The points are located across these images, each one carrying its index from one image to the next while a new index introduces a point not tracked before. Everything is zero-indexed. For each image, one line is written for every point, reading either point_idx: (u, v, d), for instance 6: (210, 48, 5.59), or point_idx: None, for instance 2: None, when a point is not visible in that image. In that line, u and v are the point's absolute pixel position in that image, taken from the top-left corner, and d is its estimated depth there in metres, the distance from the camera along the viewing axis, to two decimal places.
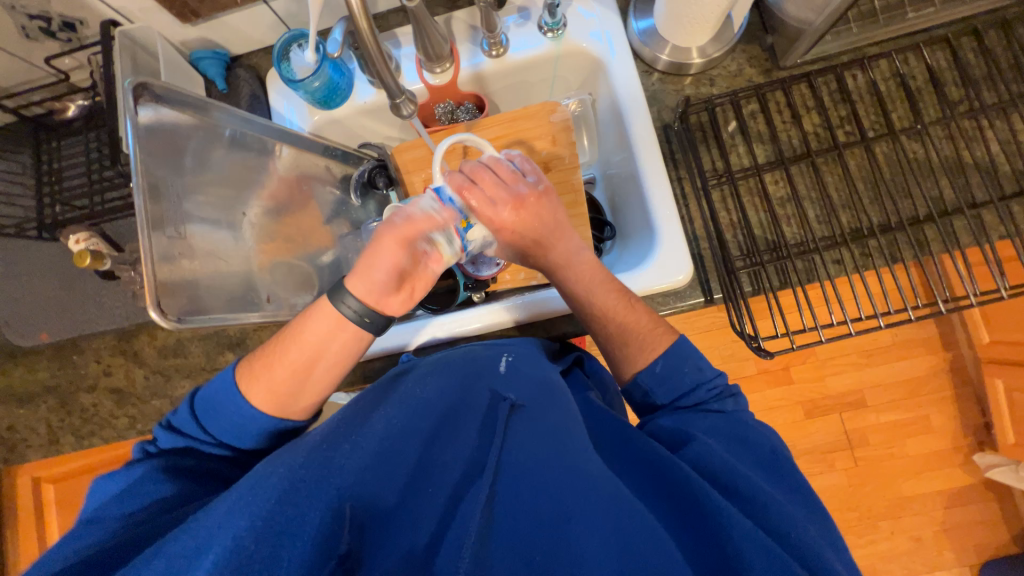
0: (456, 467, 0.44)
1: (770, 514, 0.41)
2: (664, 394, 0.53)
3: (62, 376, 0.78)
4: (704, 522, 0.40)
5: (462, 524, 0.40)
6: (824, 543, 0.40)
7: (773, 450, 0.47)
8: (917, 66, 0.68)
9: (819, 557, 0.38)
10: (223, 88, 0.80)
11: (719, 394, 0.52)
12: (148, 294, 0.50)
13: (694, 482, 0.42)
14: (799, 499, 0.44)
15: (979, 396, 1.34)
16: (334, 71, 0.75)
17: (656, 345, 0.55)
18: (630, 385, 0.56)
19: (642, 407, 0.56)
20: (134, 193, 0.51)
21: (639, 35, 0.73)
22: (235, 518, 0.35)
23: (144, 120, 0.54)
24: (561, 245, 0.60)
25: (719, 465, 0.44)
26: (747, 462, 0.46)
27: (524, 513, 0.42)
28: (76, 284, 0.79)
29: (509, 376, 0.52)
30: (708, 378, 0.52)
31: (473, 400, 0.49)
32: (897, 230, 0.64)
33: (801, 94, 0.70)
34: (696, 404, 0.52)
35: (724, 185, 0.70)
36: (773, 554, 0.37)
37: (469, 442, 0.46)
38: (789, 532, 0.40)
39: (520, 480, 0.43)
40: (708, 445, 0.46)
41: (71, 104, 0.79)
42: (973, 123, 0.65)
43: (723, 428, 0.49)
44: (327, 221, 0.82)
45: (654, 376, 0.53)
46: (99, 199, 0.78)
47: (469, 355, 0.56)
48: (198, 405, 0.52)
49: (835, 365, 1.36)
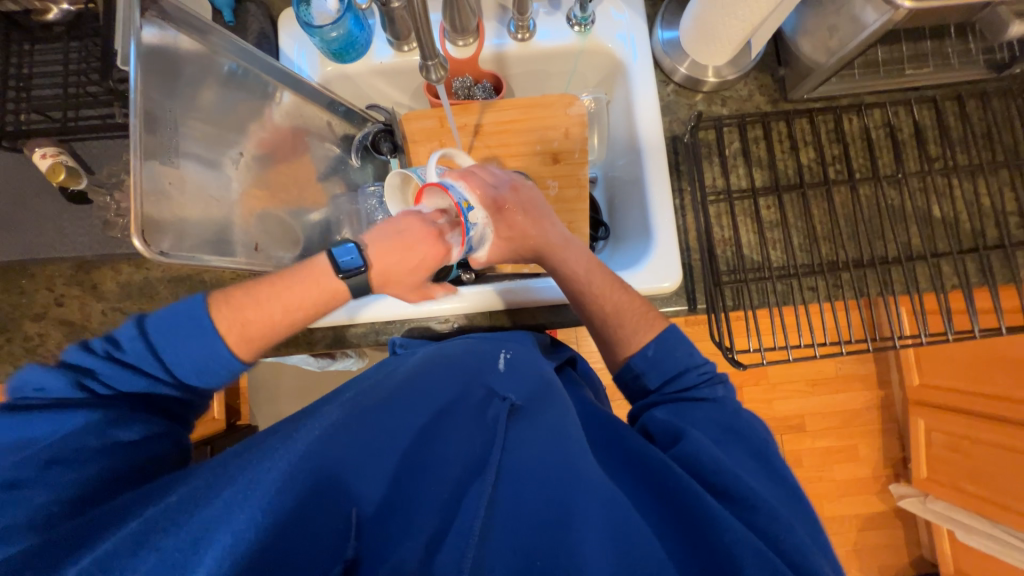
0: (456, 464, 0.46)
1: (761, 516, 0.43)
2: (657, 378, 0.56)
3: (5, 301, 0.73)
4: (698, 524, 0.42)
5: (467, 516, 0.42)
6: (808, 540, 0.43)
7: (766, 444, 0.50)
8: (905, 119, 0.73)
9: (801, 553, 0.42)
10: (230, 20, 0.74)
11: (709, 380, 0.55)
12: (133, 222, 0.48)
13: (691, 490, 0.43)
14: (781, 494, 0.47)
15: (901, 432, 1.48)
16: (355, 25, 0.72)
17: (648, 329, 0.58)
18: (623, 368, 0.58)
19: (639, 392, 0.58)
20: (130, 114, 0.48)
21: (662, 45, 0.75)
22: (233, 514, 0.34)
23: (147, 39, 0.51)
24: (553, 230, 0.64)
25: (712, 467, 0.46)
26: (742, 455, 0.49)
27: (525, 514, 0.43)
28: (32, 203, 0.71)
29: (506, 374, 0.54)
30: (698, 363, 0.56)
31: (472, 395, 0.51)
32: (868, 267, 0.70)
33: (801, 128, 0.74)
34: (682, 391, 0.55)
35: (722, 202, 0.73)
36: (767, 558, 0.39)
37: (469, 439, 0.48)
38: (779, 536, 0.42)
39: (520, 479, 0.45)
40: (699, 442, 0.48)
41: (54, 6, 0.72)
42: (944, 180, 0.72)
43: (719, 420, 0.52)
44: (322, 178, 0.79)
45: (648, 358, 0.56)
46: (74, 114, 0.71)
47: (469, 350, 0.58)
48: (155, 337, 0.47)
49: (783, 390, 1.45)
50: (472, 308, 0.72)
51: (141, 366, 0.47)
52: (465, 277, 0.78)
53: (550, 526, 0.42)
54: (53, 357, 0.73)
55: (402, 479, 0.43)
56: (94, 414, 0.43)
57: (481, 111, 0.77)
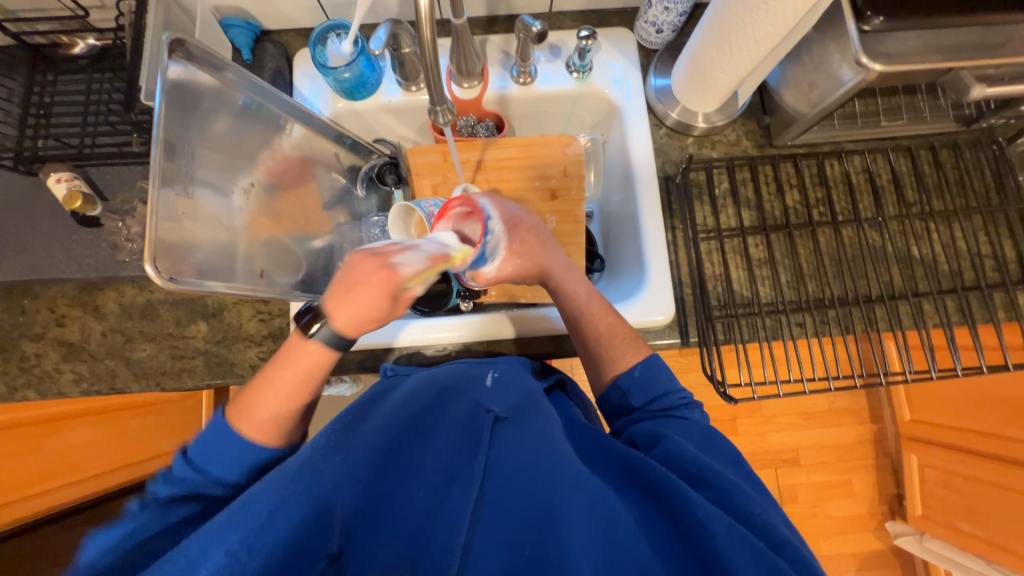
0: (439, 471, 0.46)
1: (749, 512, 0.44)
2: (641, 397, 0.57)
3: (6, 320, 0.74)
4: (674, 508, 0.43)
5: (454, 519, 0.41)
6: (777, 517, 0.45)
7: (737, 453, 0.52)
8: (883, 166, 0.78)
9: (788, 545, 0.42)
10: (248, 58, 0.80)
11: (687, 403, 0.57)
12: (146, 249, 0.50)
13: (678, 490, 0.43)
14: (756, 489, 0.49)
15: (895, 468, 1.47)
16: (367, 66, 0.77)
17: (636, 351, 0.60)
18: (608, 388, 0.60)
19: (623, 409, 0.59)
20: (151, 144, 0.51)
21: (655, 92, 0.79)
22: (227, 532, 0.36)
23: (173, 75, 0.54)
24: (554, 251, 0.67)
25: (688, 462, 0.47)
26: (720, 461, 0.50)
27: (511, 520, 0.42)
28: (43, 225, 0.73)
29: (491, 392, 0.54)
30: (677, 388, 0.57)
31: (459, 411, 0.52)
32: (853, 305, 0.72)
33: (787, 171, 0.78)
34: (665, 409, 0.56)
35: (712, 240, 0.76)
36: (759, 554, 0.40)
37: (453, 448, 0.48)
38: (769, 528, 0.43)
39: (506, 485, 0.44)
40: (678, 443, 0.49)
41: (80, 41, 0.76)
42: (922, 224, 0.75)
43: (696, 433, 0.53)
44: (326, 207, 0.82)
45: (634, 378, 0.58)
46: (91, 141, 0.74)
47: (458, 370, 0.59)
48: (194, 451, 0.49)
49: (777, 423, 1.46)
50: (467, 337, 0.75)
51: (184, 478, 0.48)
52: (465, 306, 0.81)
53: (537, 526, 0.42)
54: (49, 378, 0.73)
55: (390, 493, 0.44)
56: (142, 518, 0.44)
57: (483, 148, 0.81)
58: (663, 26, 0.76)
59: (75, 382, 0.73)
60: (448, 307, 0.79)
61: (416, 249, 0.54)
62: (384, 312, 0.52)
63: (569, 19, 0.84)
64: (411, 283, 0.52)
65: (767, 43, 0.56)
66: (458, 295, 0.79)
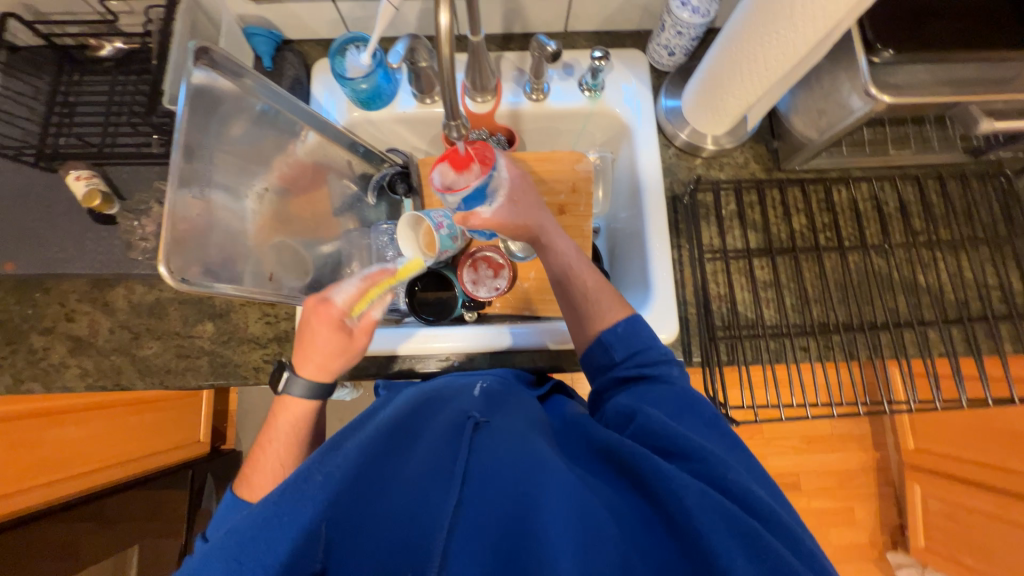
0: (421, 470, 0.44)
1: (725, 480, 0.43)
2: (622, 350, 0.57)
3: (17, 313, 0.75)
4: (653, 489, 0.43)
5: (435, 522, 0.40)
6: (750, 479, 0.45)
7: (714, 414, 0.52)
8: (890, 194, 0.78)
9: (766, 508, 0.42)
10: (268, 66, 0.82)
11: (666, 359, 0.57)
12: (161, 249, 0.50)
13: (652, 465, 0.43)
14: (732, 453, 0.49)
15: (898, 497, 1.45)
16: (383, 78, 0.78)
17: (620, 306, 0.61)
18: (591, 347, 0.60)
19: (602, 367, 0.59)
20: (172, 147, 0.52)
21: (665, 113, 0.81)
22: (212, 564, 0.38)
23: (197, 80, 0.55)
24: (545, 212, 0.69)
25: (663, 436, 0.47)
26: (696, 426, 0.50)
27: (492, 516, 0.41)
28: (59, 220, 0.74)
29: (475, 402, 0.55)
30: (659, 344, 0.58)
31: (444, 418, 0.52)
32: (857, 331, 0.73)
33: (794, 196, 0.79)
34: (643, 366, 0.56)
35: (718, 261, 0.76)
36: (733, 517, 0.40)
37: (435, 449, 0.47)
38: (746, 493, 0.43)
39: (487, 483, 0.43)
40: (652, 415, 0.49)
41: (107, 44, 0.77)
42: (929, 253, 0.76)
43: (672, 397, 0.53)
44: (337, 213, 0.83)
45: (616, 334, 0.58)
46: (111, 140, 0.75)
47: (447, 384, 0.61)
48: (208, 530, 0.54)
49: (778, 446, 1.44)
50: (471, 348, 0.75)
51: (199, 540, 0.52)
52: (468, 317, 0.81)
53: (520, 521, 0.40)
54: (55, 371, 0.74)
55: (373, 498, 0.42)
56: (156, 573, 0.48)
57: None
58: (675, 49, 0.78)
59: (80, 376, 0.74)
60: (453, 317, 0.80)
61: (349, 284, 0.65)
62: (343, 341, 0.62)
63: (583, 39, 0.86)
64: (355, 312, 0.63)
65: (778, 71, 0.57)
66: (462, 305, 0.80)
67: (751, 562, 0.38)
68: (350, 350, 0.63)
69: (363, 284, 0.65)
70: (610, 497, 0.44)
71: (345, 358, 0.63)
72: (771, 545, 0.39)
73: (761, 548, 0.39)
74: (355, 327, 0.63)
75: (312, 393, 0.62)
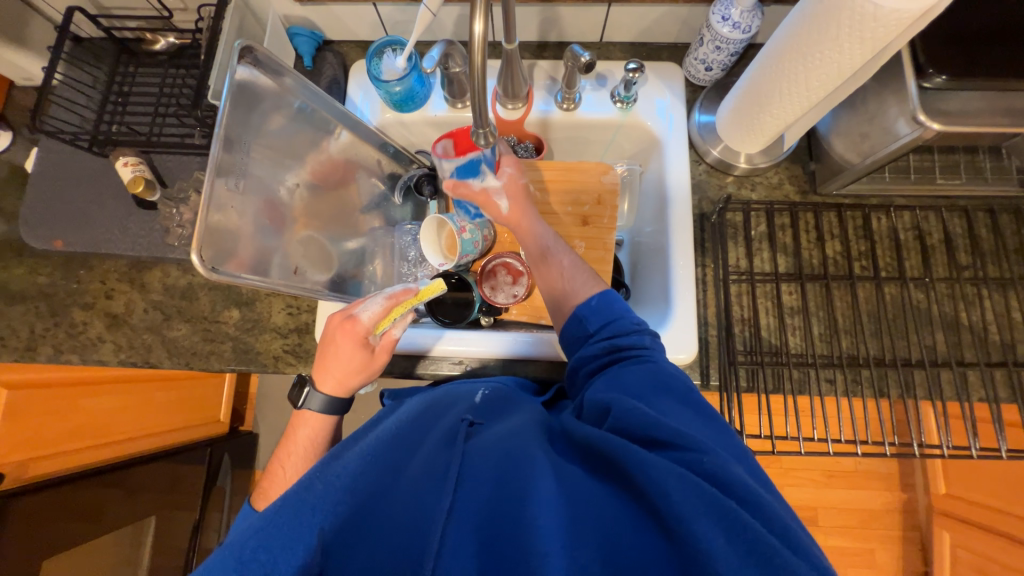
0: (416, 472, 0.46)
1: (705, 465, 0.41)
2: (597, 321, 0.58)
3: (62, 287, 0.80)
4: (632, 477, 0.41)
5: (428, 522, 0.40)
6: (730, 459, 0.43)
7: (688, 388, 0.51)
8: (935, 225, 0.74)
9: (751, 492, 0.40)
10: (309, 65, 0.85)
11: (640, 330, 0.56)
12: (195, 238, 0.52)
13: (625, 448, 0.42)
14: (710, 427, 0.47)
15: (924, 543, 1.37)
16: (417, 82, 0.80)
17: (594, 282, 0.63)
18: (567, 324, 0.61)
19: (580, 340, 0.59)
20: (212, 139, 0.54)
21: (698, 128, 0.79)
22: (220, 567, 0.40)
23: (239, 77, 0.57)
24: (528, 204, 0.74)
25: (637, 423, 0.45)
26: (673, 405, 0.48)
27: (481, 515, 0.41)
28: (107, 203, 0.79)
29: (471, 410, 0.56)
30: (633, 316, 0.58)
31: (442, 424, 0.53)
32: (889, 367, 0.69)
33: (829, 221, 0.76)
34: (615, 339, 0.56)
35: (744, 283, 0.74)
36: (713, 500, 0.38)
37: (430, 452, 0.48)
38: (726, 476, 0.41)
39: (476, 483, 0.43)
40: (627, 400, 0.47)
41: (162, 38, 0.82)
42: (974, 289, 0.71)
43: (647, 375, 0.51)
44: (364, 211, 0.85)
45: (590, 307, 0.59)
46: (158, 130, 0.79)
47: (450, 393, 0.63)
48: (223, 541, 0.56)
49: (797, 477, 1.38)
50: (478, 354, 0.77)
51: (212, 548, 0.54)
52: (484, 322, 0.79)
53: (505, 515, 0.41)
54: (93, 345, 0.78)
55: (371, 505, 0.44)
56: None
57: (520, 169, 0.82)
58: (712, 64, 0.76)
59: (114, 352, 0.78)
60: (469, 320, 0.78)
61: (374, 300, 0.65)
62: (364, 360, 0.63)
63: (619, 50, 0.85)
64: (378, 330, 0.64)
65: (821, 90, 0.55)
66: (478, 309, 0.79)
67: (733, 546, 0.37)
68: (370, 367, 0.64)
69: (388, 304, 0.64)
70: (592, 488, 0.43)
71: (364, 374, 0.64)
72: (752, 526, 0.37)
73: (744, 531, 0.37)
74: (376, 345, 0.65)
75: (330, 408, 0.64)
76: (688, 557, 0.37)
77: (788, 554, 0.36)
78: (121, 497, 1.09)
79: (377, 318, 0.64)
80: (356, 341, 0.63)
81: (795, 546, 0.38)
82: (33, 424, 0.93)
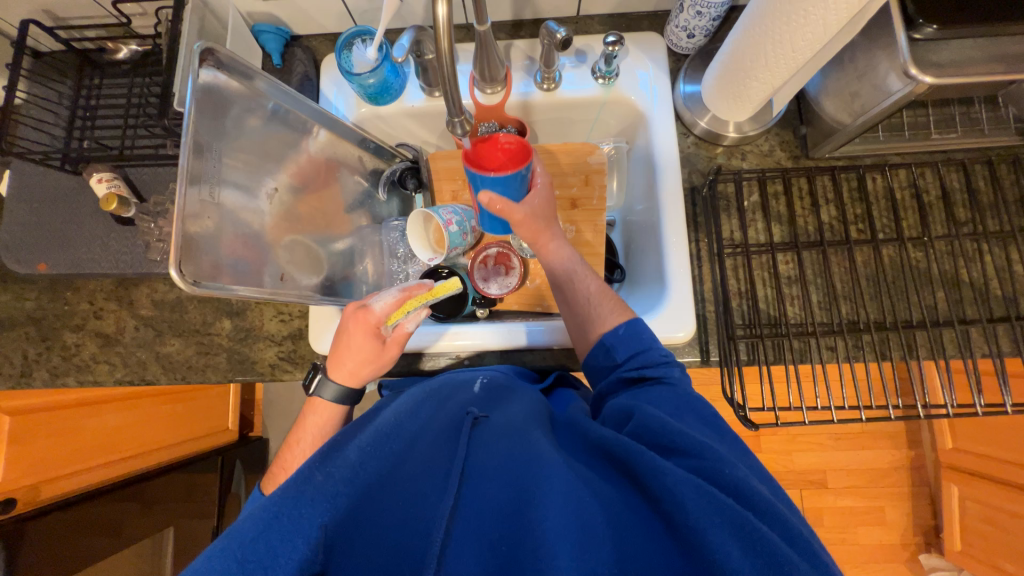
0: (423, 472, 0.45)
1: (724, 478, 0.41)
2: (625, 352, 0.56)
3: (51, 310, 0.79)
4: (647, 484, 0.41)
5: (432, 523, 0.40)
6: (749, 474, 0.42)
7: (713, 415, 0.50)
8: (932, 181, 0.72)
9: (767, 505, 0.40)
10: (278, 63, 0.83)
11: (667, 360, 0.56)
12: (172, 253, 0.50)
13: (642, 456, 0.41)
14: (726, 443, 0.47)
15: (933, 498, 1.38)
16: (390, 72, 0.77)
17: (618, 314, 0.60)
18: (593, 349, 0.60)
19: (606, 369, 0.58)
20: (181, 148, 0.51)
21: (683, 98, 0.77)
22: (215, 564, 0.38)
23: (203, 80, 0.55)
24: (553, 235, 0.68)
25: (659, 432, 0.44)
26: (694, 423, 0.48)
27: (486, 514, 0.40)
28: (86, 222, 0.77)
29: (477, 403, 0.55)
30: (660, 348, 0.57)
31: (446, 420, 0.52)
32: (891, 330, 0.68)
33: (823, 185, 0.74)
34: (643, 368, 0.55)
35: (738, 255, 0.73)
36: (728, 509, 0.38)
37: (436, 448, 0.47)
38: (744, 487, 0.40)
39: (483, 482, 0.43)
40: (649, 412, 0.47)
41: (123, 46, 0.79)
42: (974, 245, 0.70)
43: (672, 397, 0.51)
44: (349, 209, 0.83)
45: (618, 336, 0.57)
46: (130, 143, 0.77)
47: (448, 381, 0.62)
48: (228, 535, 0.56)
49: (804, 443, 1.39)
50: (482, 347, 0.74)
51: None
52: (480, 314, 0.80)
53: (513, 516, 0.40)
54: (87, 366, 0.78)
55: (371, 500, 0.43)
56: None
57: None
58: (694, 30, 0.73)
59: (110, 371, 0.78)
60: (464, 314, 0.79)
61: (388, 293, 0.64)
62: (375, 350, 0.62)
63: (597, 23, 0.82)
64: (390, 321, 0.63)
65: (805, 52, 0.53)
66: (472, 302, 0.79)
67: (748, 558, 0.36)
68: (380, 359, 0.63)
69: (401, 296, 0.64)
70: (603, 488, 0.42)
71: (375, 366, 0.63)
72: (768, 538, 0.37)
73: (759, 542, 0.37)
74: (388, 337, 0.63)
75: (343, 398, 0.63)
76: (699, 560, 0.36)
77: (801, 567, 0.36)
78: (139, 511, 1.12)
79: (388, 309, 0.62)
80: (366, 332, 0.61)
81: (809, 559, 0.38)
82: (37, 450, 0.92)
